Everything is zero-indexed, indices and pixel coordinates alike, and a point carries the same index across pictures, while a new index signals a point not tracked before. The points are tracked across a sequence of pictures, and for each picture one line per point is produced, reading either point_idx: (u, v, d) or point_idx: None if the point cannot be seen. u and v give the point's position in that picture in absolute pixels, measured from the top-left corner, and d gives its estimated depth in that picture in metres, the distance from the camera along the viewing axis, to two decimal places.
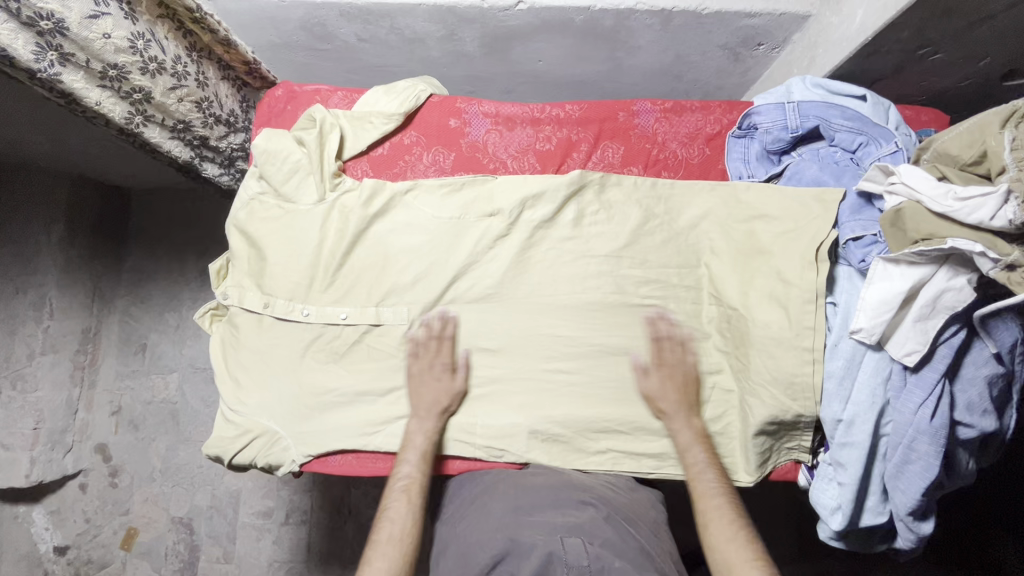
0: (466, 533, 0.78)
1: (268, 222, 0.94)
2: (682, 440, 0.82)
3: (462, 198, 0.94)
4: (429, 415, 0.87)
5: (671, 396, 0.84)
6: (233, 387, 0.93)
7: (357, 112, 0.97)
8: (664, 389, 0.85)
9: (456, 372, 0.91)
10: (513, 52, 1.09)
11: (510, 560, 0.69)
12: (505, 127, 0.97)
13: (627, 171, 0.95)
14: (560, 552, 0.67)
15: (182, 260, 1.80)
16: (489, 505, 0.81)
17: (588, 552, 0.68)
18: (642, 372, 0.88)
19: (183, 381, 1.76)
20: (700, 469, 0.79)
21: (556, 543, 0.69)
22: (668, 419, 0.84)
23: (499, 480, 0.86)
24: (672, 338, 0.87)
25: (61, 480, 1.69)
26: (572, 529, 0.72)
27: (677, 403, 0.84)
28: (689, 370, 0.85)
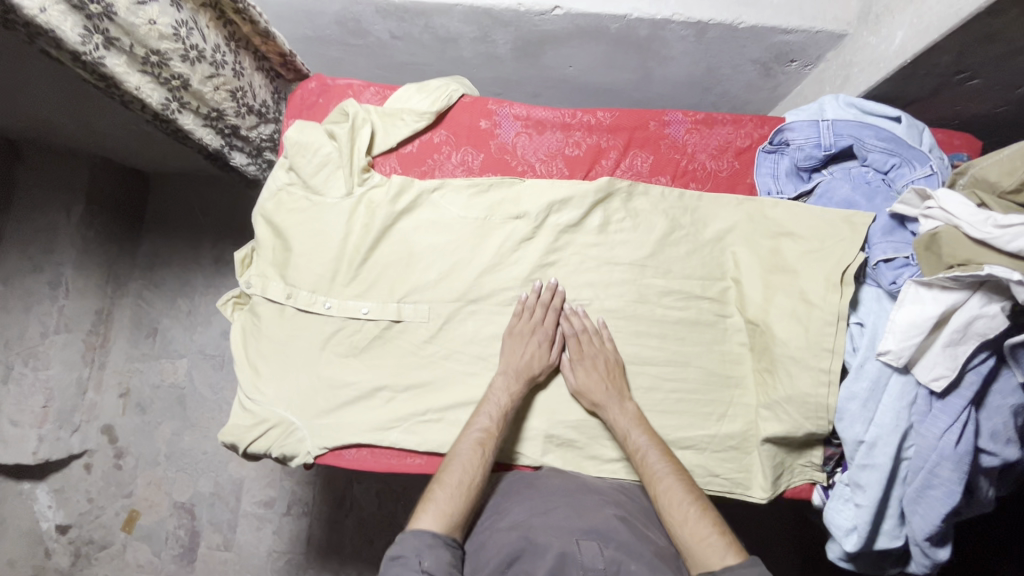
0: (482, 531, 0.78)
1: (295, 213, 0.94)
2: (621, 427, 0.84)
3: (489, 200, 0.95)
4: (519, 380, 0.87)
5: (600, 385, 0.86)
6: (252, 373, 0.93)
7: (388, 108, 0.97)
8: (590, 382, 0.87)
9: (553, 345, 0.90)
10: (545, 57, 1.10)
11: (524, 559, 0.69)
12: (535, 131, 0.97)
13: (655, 181, 0.95)
14: (575, 554, 0.67)
15: (197, 246, 1.81)
16: (504, 506, 0.81)
17: (603, 556, 0.68)
18: (567, 372, 0.89)
19: (192, 367, 1.77)
20: (642, 452, 0.82)
21: (571, 544, 0.69)
22: (603, 410, 0.86)
23: (513, 482, 0.87)
24: (588, 331, 0.89)
25: (65, 460, 1.71)
26: (587, 530, 0.72)
27: (606, 392, 0.86)
28: (610, 356, 0.88)
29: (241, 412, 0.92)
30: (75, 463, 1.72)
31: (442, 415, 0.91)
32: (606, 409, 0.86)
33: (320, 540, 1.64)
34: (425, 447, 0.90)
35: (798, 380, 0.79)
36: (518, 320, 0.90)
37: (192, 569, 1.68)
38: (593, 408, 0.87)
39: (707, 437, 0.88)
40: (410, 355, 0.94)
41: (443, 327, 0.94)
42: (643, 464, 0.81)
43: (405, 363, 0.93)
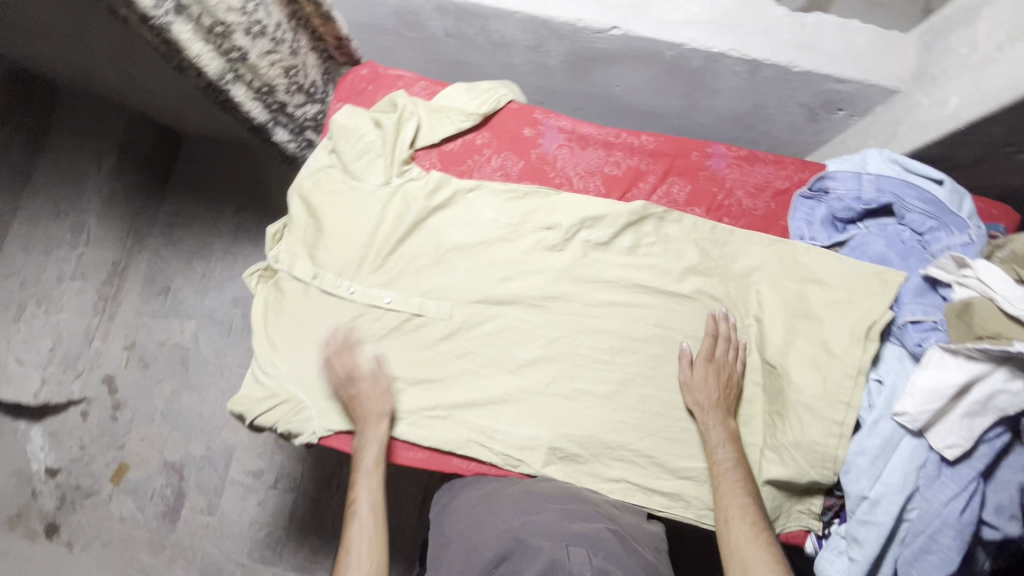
0: (474, 533, 0.78)
1: (332, 195, 0.95)
2: (715, 439, 0.85)
3: (523, 206, 0.95)
4: (376, 426, 0.88)
5: (706, 396, 0.87)
6: (268, 346, 0.94)
7: (436, 104, 0.98)
8: (703, 386, 0.88)
9: (377, 377, 0.91)
10: (594, 74, 1.10)
11: (513, 559, 0.69)
12: (578, 145, 0.98)
13: (690, 211, 0.95)
14: (565, 561, 0.66)
15: (220, 209, 1.83)
16: (497, 508, 0.82)
17: (592, 565, 0.67)
18: (685, 367, 0.90)
19: (199, 329, 1.79)
20: (727, 466, 0.83)
21: (561, 551, 0.68)
22: (703, 415, 0.87)
23: (505, 486, 0.87)
24: (728, 341, 0.89)
25: (64, 405, 1.73)
26: (578, 539, 0.72)
27: (708, 404, 0.87)
28: (734, 374, 0.88)
29: (252, 385, 0.93)
30: (73, 409, 1.74)
31: (450, 413, 0.92)
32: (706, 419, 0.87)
33: (304, 517, 1.65)
34: (429, 443, 0.91)
35: (809, 428, 0.80)
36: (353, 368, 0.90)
37: (173, 530, 1.68)
38: (693, 408, 0.88)
39: None
40: (424, 350, 0.94)
41: (461, 327, 0.94)
42: (721, 474, 0.83)
43: (419, 358, 0.94)
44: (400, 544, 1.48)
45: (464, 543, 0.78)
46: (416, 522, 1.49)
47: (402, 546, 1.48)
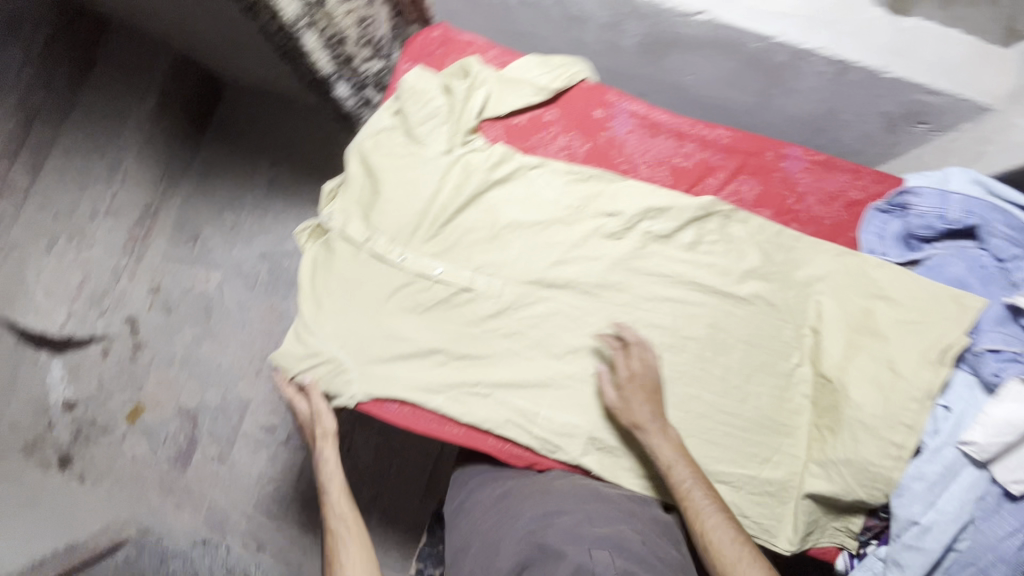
0: (494, 539, 0.80)
1: (392, 158, 0.93)
2: (666, 457, 0.81)
3: (585, 190, 0.93)
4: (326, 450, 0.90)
5: (644, 411, 0.83)
6: (313, 303, 0.93)
7: (507, 74, 0.95)
8: (633, 401, 0.84)
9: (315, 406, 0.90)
10: (668, 60, 1.06)
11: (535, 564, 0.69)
12: (649, 132, 0.94)
13: (757, 212, 0.92)
14: (589, 564, 0.65)
15: (256, 161, 1.81)
16: (516, 511, 0.82)
17: (615, 566, 0.66)
18: (606, 388, 0.87)
19: (224, 280, 1.78)
20: (688, 485, 0.79)
21: (584, 554, 0.67)
22: (645, 433, 0.83)
23: (524, 485, 0.88)
24: (638, 345, 0.87)
25: (85, 341, 1.73)
26: (599, 541, 0.71)
27: (648, 420, 0.83)
28: (654, 377, 0.85)
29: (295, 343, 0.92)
30: (94, 346, 1.75)
31: (490, 392, 0.91)
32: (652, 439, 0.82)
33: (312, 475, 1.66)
34: (467, 419, 0.90)
35: (864, 447, 0.79)
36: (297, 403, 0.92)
37: (183, 474, 1.70)
38: (634, 428, 0.83)
39: (747, 478, 0.88)
40: (470, 326, 0.92)
41: (510, 307, 0.93)
42: (687, 496, 0.78)
43: (465, 333, 0.92)
44: (406, 513, 1.49)
45: (484, 550, 0.80)
46: (424, 493, 1.50)
47: (409, 516, 1.49)
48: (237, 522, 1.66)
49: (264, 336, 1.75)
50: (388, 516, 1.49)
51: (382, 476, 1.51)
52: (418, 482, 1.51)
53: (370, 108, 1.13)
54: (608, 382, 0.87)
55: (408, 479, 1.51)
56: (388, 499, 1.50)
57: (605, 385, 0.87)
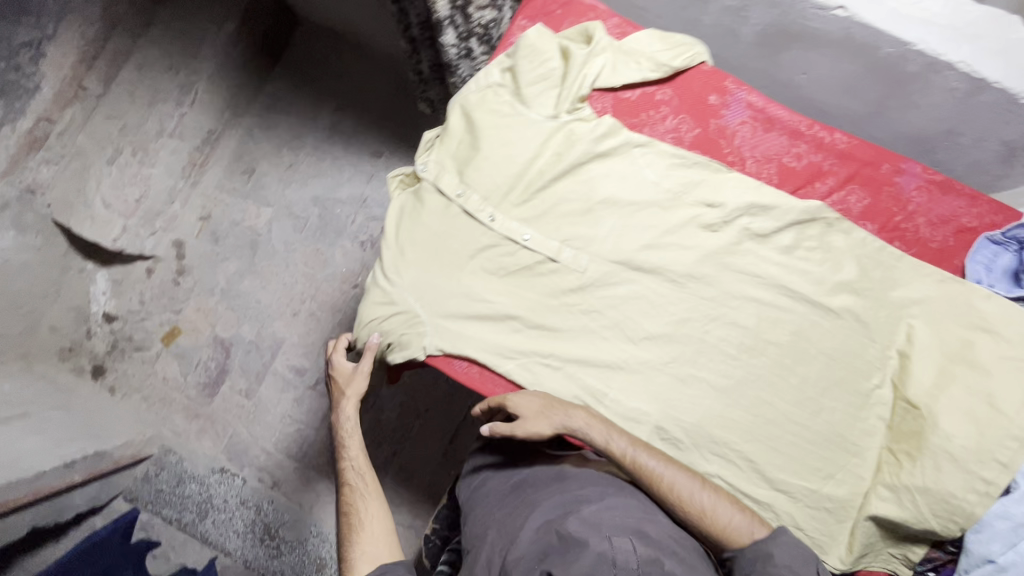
0: (513, 526, 0.82)
1: (496, 115, 0.91)
2: (600, 435, 0.83)
3: (686, 175, 0.90)
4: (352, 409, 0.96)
5: (552, 417, 0.83)
6: (395, 252, 0.92)
7: (627, 46, 0.92)
8: (539, 409, 0.84)
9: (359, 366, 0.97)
10: (785, 55, 1.02)
11: (555, 554, 0.72)
12: (763, 126, 0.91)
13: (861, 225, 0.89)
14: (610, 553, 0.69)
15: (320, 105, 1.78)
16: (533, 500, 0.86)
17: (637, 556, 0.70)
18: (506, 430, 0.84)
19: (274, 219, 1.76)
20: (638, 454, 0.82)
21: (606, 544, 0.71)
22: (570, 423, 0.83)
23: (538, 476, 0.91)
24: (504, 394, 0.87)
25: (132, 257, 1.73)
26: (619, 530, 0.75)
27: (562, 415, 0.84)
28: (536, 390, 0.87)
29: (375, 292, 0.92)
30: (140, 264, 1.75)
31: (562, 365, 0.90)
32: (577, 429, 0.84)
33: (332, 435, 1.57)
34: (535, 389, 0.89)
35: (947, 478, 0.79)
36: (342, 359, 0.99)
37: (210, 403, 1.69)
38: (558, 429, 0.83)
39: (806, 491, 0.87)
40: (550, 298, 0.91)
41: (594, 283, 0.91)
42: (636, 465, 0.82)
43: (543, 303, 0.91)
44: (423, 475, 1.48)
45: (504, 536, 0.81)
46: (441, 458, 1.49)
47: (426, 478, 1.48)
48: (255, 456, 1.65)
49: (305, 280, 1.72)
50: (404, 474, 1.48)
51: (405, 434, 1.50)
52: (436, 446, 1.49)
53: (470, 63, 1.10)
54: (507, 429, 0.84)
55: (430, 441, 1.50)
56: (406, 457, 1.49)
57: (510, 432, 0.83)
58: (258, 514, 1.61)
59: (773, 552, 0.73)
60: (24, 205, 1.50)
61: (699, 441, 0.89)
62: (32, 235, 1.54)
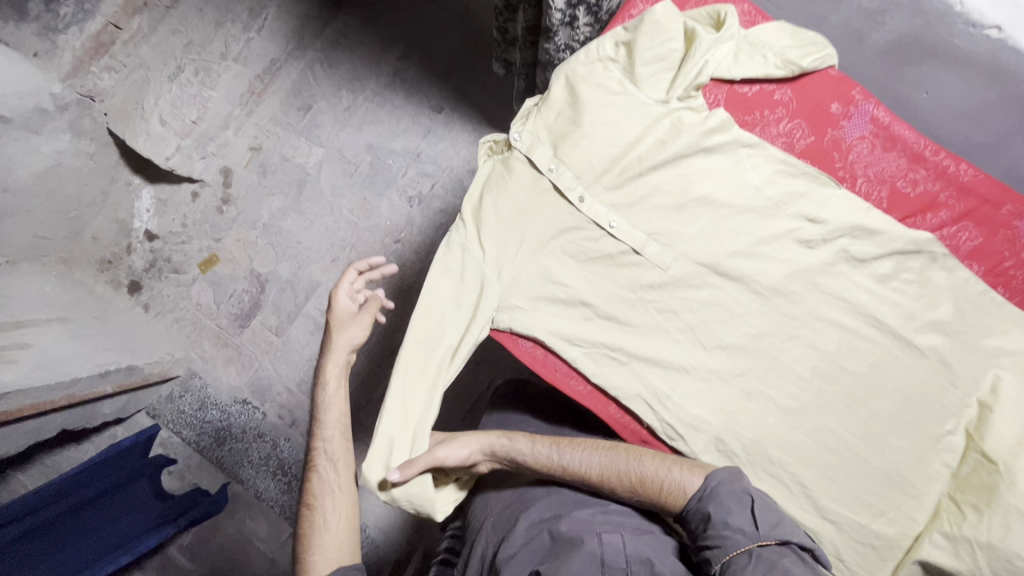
0: (510, 521, 0.86)
1: (605, 91, 0.86)
2: (526, 449, 0.86)
3: (791, 186, 0.85)
4: (337, 382, 0.96)
5: (479, 441, 0.88)
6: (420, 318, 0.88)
7: (753, 37, 0.87)
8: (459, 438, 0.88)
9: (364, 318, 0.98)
10: (911, 71, 0.95)
11: (546, 555, 0.75)
12: (882, 144, 0.87)
13: (968, 265, 0.85)
14: (600, 552, 0.72)
15: (386, 47, 1.63)
16: (531, 498, 0.89)
17: (625, 552, 0.73)
18: (437, 455, 0.84)
19: (324, 160, 1.66)
20: (562, 453, 0.85)
21: (596, 543, 0.73)
22: (501, 447, 0.87)
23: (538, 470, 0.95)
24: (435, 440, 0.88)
25: (180, 178, 1.67)
26: (610, 528, 0.78)
27: (486, 440, 0.88)
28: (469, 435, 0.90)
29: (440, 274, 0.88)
30: (187, 186, 1.68)
31: (628, 361, 0.89)
32: (501, 447, 0.88)
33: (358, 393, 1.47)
34: (598, 380, 0.89)
35: (1015, 538, 0.76)
36: (333, 319, 0.99)
37: (240, 333, 1.67)
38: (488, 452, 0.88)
39: (855, 524, 0.85)
40: (627, 292, 0.89)
41: (675, 281, 0.88)
42: (563, 465, 0.84)
43: (621, 296, 0.89)
44: None
45: (497, 532, 0.85)
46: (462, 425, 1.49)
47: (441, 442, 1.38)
48: (278, 393, 1.63)
49: (348, 227, 1.64)
50: None
51: None
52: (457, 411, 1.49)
53: (570, 32, 1.04)
54: (426, 457, 0.83)
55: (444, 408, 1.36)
56: None
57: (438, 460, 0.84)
58: (274, 449, 1.60)
59: (710, 511, 0.69)
60: (82, 109, 1.46)
61: (756, 458, 0.87)
62: (85, 141, 1.50)
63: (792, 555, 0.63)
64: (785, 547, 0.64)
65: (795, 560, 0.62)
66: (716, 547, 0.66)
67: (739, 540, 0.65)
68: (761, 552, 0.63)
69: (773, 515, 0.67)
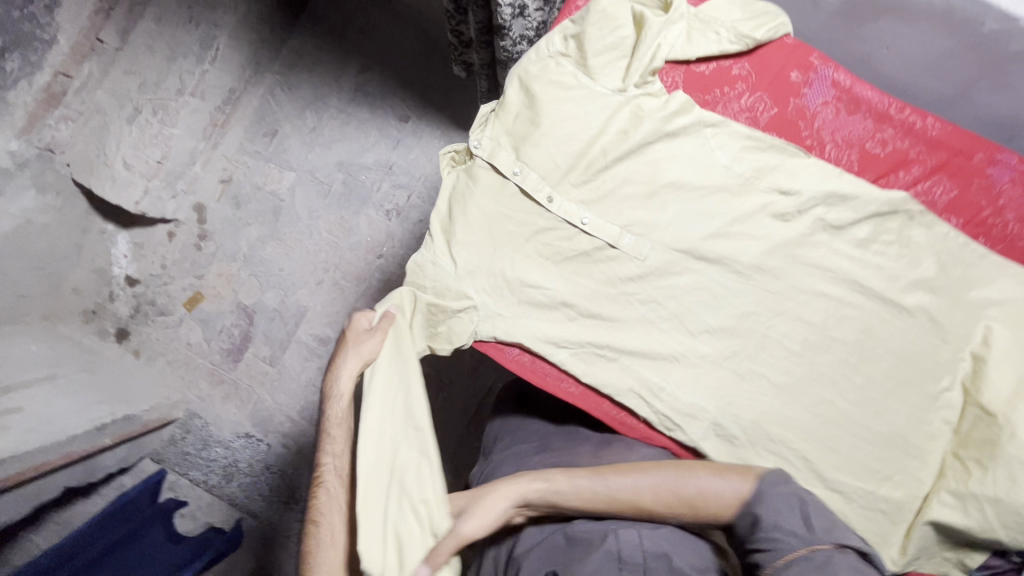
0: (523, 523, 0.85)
1: (559, 88, 0.85)
2: (564, 488, 0.78)
3: (758, 160, 0.84)
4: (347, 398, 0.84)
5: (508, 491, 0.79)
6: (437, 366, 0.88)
7: (704, 14, 0.86)
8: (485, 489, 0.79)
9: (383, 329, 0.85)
10: (871, 28, 0.93)
11: (562, 554, 0.74)
12: (847, 108, 0.86)
13: (945, 220, 0.84)
14: (618, 552, 0.71)
15: (345, 62, 1.60)
16: None
17: (643, 547, 0.72)
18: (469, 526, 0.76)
19: (297, 184, 1.63)
20: (609, 480, 0.78)
21: (614, 541, 0.73)
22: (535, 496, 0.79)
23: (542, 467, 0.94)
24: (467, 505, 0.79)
25: (154, 220, 1.65)
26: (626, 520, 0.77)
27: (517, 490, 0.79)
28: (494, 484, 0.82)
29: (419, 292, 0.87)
30: (161, 227, 1.66)
31: (616, 356, 0.87)
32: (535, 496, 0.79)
33: None
34: (589, 380, 0.88)
35: (1020, 489, 0.75)
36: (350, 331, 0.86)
37: (234, 368, 1.64)
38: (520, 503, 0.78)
39: (862, 492, 0.84)
40: (607, 287, 0.87)
41: (655, 272, 0.87)
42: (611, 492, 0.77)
43: (600, 292, 0.88)
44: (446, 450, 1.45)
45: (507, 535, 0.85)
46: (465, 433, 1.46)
47: (452, 450, 1.34)
48: (280, 423, 1.60)
49: (329, 249, 1.61)
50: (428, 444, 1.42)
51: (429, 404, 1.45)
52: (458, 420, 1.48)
53: (523, 22, 1.02)
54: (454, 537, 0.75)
55: (452, 416, 1.35)
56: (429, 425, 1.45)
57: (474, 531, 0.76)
58: (283, 479, 1.57)
59: (760, 514, 0.68)
60: (43, 162, 1.45)
61: (756, 439, 0.86)
62: (52, 195, 1.47)
63: (851, 560, 0.62)
64: (844, 550, 0.64)
65: (852, 563, 0.62)
66: (766, 550, 0.65)
67: (791, 542, 0.64)
68: (814, 557, 0.62)
69: (828, 519, 0.66)
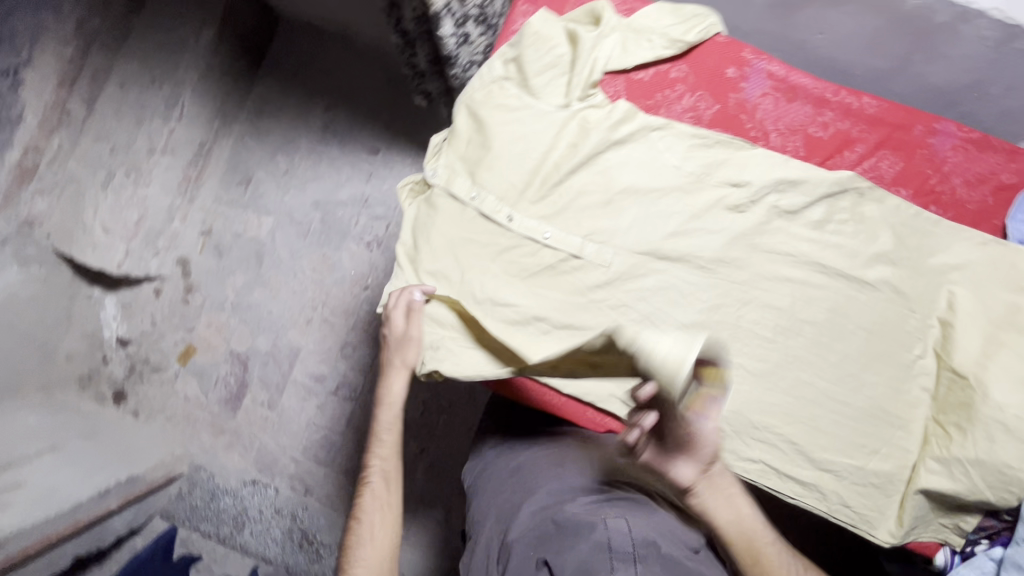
0: (511, 510, 0.80)
1: (506, 110, 0.88)
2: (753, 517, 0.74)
3: (705, 156, 0.86)
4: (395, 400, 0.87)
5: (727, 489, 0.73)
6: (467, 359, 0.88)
7: (637, 24, 0.90)
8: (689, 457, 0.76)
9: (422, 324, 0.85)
10: (802, 16, 0.96)
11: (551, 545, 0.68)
12: (785, 96, 0.88)
13: (894, 193, 0.87)
14: (606, 539, 0.64)
15: (310, 105, 1.65)
16: (532, 487, 0.82)
17: (632, 537, 0.65)
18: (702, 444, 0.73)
19: (276, 227, 1.65)
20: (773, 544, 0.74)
21: (601, 529, 0.66)
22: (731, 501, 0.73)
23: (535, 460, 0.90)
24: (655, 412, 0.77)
25: (139, 280, 1.67)
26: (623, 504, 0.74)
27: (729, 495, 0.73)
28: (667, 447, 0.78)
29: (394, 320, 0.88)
30: (148, 285, 1.68)
31: None
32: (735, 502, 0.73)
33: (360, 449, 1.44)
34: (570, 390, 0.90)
35: (999, 448, 0.78)
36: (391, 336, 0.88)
37: (233, 417, 1.64)
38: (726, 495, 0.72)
39: (853, 469, 0.85)
40: (577, 295, 0.88)
41: (621, 276, 0.88)
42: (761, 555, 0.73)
43: (571, 302, 0.88)
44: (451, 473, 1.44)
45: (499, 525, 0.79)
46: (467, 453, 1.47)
47: (456, 472, 1.35)
48: (284, 466, 1.59)
49: (314, 286, 1.62)
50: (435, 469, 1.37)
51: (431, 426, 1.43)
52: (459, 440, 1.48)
53: (468, 48, 1.05)
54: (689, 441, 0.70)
55: (454, 437, 1.36)
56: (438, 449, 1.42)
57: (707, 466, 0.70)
58: (294, 521, 1.56)
59: None
60: (24, 237, 1.47)
61: (739, 428, 0.87)
62: (35, 268, 1.49)
63: None
64: None
65: None
66: None
67: None
68: None
69: None
